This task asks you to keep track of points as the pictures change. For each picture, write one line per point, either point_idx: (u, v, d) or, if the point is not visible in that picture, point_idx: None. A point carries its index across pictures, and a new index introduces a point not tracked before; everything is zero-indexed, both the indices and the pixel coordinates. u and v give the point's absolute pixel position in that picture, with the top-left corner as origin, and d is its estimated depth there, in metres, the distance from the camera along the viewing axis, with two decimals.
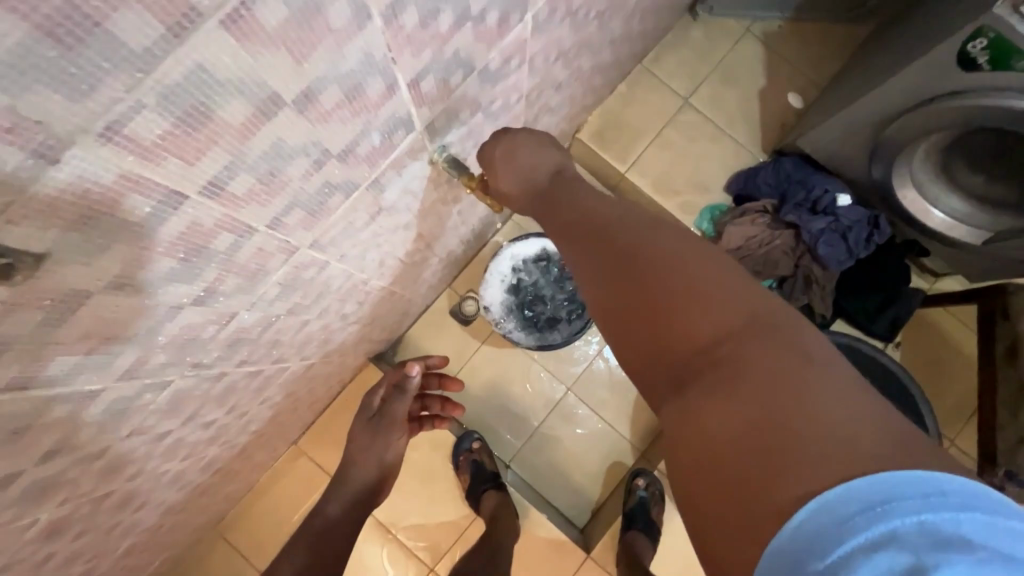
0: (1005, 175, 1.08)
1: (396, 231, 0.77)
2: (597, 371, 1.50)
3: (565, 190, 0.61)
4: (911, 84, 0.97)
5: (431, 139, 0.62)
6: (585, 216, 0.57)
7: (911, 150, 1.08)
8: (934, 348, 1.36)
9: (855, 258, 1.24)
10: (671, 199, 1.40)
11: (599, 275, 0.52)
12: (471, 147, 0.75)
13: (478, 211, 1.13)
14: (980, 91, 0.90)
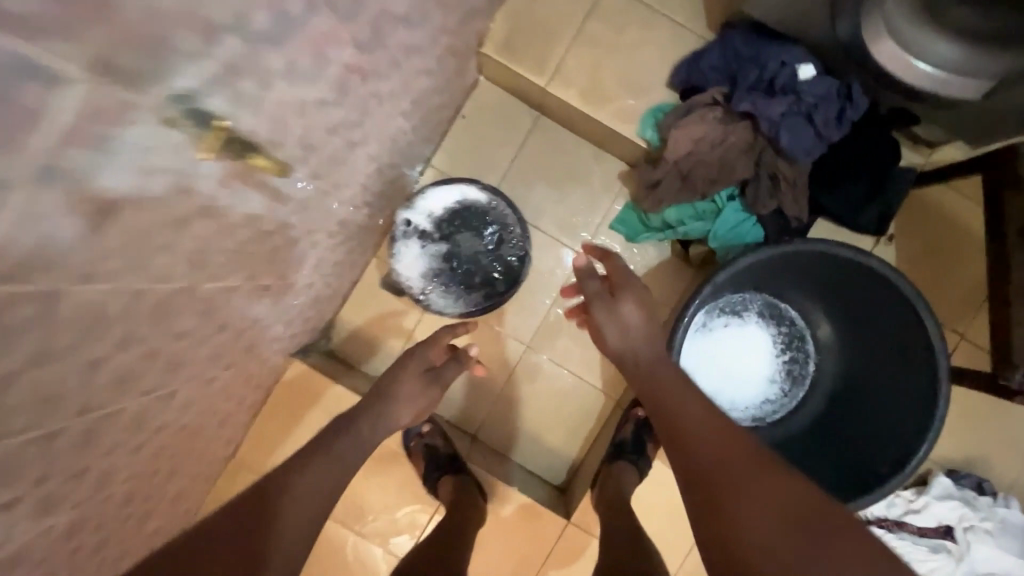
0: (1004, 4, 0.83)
1: (193, 218, 0.58)
2: (555, 321, 1.34)
3: (661, 382, 0.85)
4: None
5: (142, 83, 0.41)
6: (682, 418, 0.79)
7: None
8: (934, 236, 1.16)
9: (827, 144, 1.02)
10: (605, 108, 1.17)
11: (690, 456, 0.74)
12: (257, 88, 0.55)
13: (357, 166, 0.93)
14: None
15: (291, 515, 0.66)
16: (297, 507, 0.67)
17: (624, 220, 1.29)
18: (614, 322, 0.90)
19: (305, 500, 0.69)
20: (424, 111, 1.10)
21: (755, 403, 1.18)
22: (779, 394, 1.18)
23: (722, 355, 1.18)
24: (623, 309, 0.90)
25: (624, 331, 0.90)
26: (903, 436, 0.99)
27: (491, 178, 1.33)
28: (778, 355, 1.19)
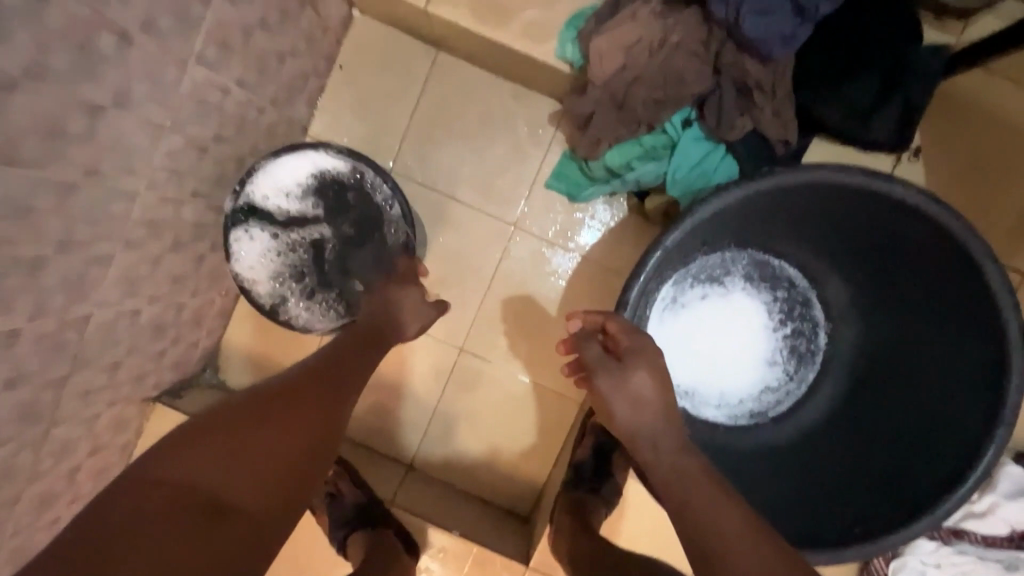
0: None
1: None
2: (494, 313, 1.06)
3: (689, 487, 0.57)
4: None
5: None
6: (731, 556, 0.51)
7: None
8: (971, 144, 0.85)
9: (814, 22, 0.70)
10: (507, 26, 0.86)
11: None
12: None
13: (133, 141, 0.65)
14: None
15: (349, 383, 0.68)
16: (350, 377, 0.69)
17: (563, 173, 1.00)
18: (623, 396, 0.65)
19: (362, 366, 0.72)
20: (258, 59, 0.81)
21: (751, 396, 0.90)
22: (782, 380, 0.90)
23: (701, 338, 0.88)
24: (634, 381, 0.65)
25: (636, 404, 0.64)
26: (968, 411, 0.71)
27: (387, 142, 1.04)
28: (776, 329, 0.90)
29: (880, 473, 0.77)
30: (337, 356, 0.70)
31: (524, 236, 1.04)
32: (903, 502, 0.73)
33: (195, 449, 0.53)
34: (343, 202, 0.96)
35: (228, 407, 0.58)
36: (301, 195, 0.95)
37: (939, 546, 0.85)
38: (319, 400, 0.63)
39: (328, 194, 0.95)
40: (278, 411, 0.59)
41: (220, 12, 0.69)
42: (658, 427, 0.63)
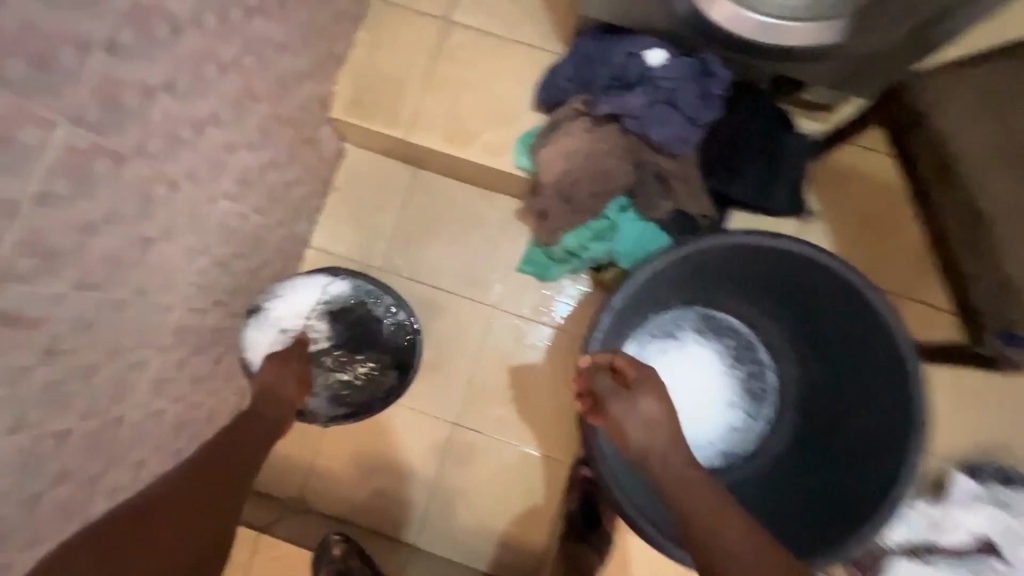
0: None
1: None
2: (483, 387, 1.17)
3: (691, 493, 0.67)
4: None
5: None
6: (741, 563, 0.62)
7: None
8: (860, 204, 1.03)
9: (703, 126, 0.90)
10: (473, 146, 1.07)
11: None
12: None
13: (173, 262, 0.79)
14: None
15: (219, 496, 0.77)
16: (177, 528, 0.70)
17: (531, 259, 1.15)
18: (635, 418, 0.72)
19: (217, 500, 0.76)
20: (270, 189, 0.99)
21: (718, 437, 0.99)
22: (743, 419, 1.00)
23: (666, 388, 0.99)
24: (643, 404, 0.73)
25: (647, 425, 0.72)
26: (894, 424, 0.80)
27: (378, 245, 1.20)
28: (730, 373, 1.02)
29: (836, 491, 0.85)
30: (214, 482, 0.75)
31: (503, 314, 1.18)
32: (851, 514, 0.80)
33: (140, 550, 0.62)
34: (347, 314, 1.10)
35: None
36: (311, 311, 1.09)
37: (918, 564, 0.90)
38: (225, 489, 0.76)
39: (332, 308, 1.10)
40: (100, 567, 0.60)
41: (244, 159, 0.88)
42: (670, 448, 0.71)
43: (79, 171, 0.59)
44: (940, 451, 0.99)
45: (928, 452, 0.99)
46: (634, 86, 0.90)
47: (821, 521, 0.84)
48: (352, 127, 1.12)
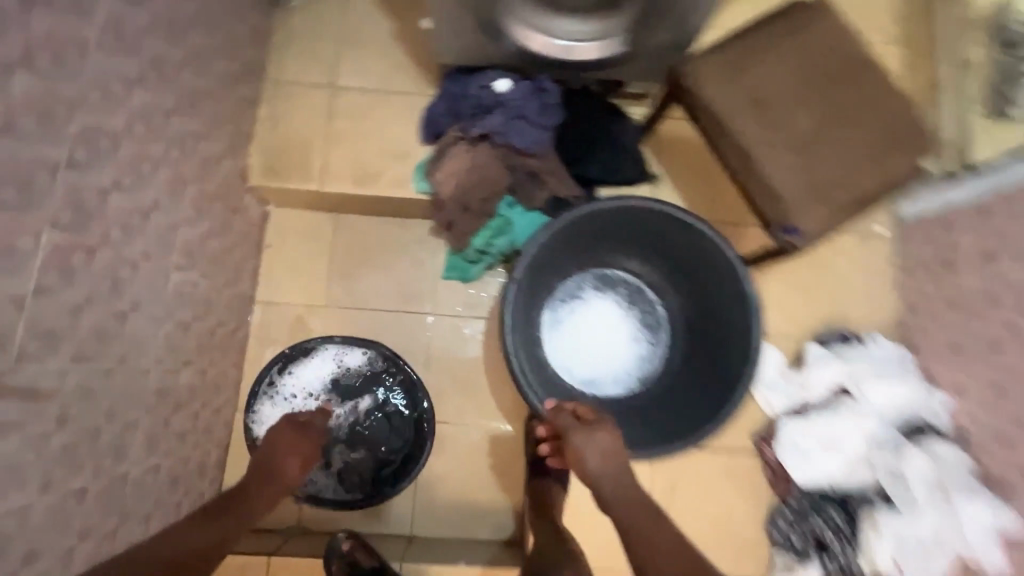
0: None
1: None
2: (438, 385, 1.34)
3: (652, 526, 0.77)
4: None
5: None
6: None
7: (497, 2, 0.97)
8: (688, 168, 1.31)
9: (552, 129, 1.13)
10: (380, 184, 1.28)
11: None
12: None
13: (144, 331, 0.93)
14: None
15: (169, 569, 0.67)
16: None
17: (452, 265, 1.36)
18: (592, 451, 0.85)
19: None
20: (211, 257, 1.13)
21: (630, 366, 1.23)
22: (646, 347, 1.24)
23: (580, 339, 1.23)
24: (598, 438, 0.86)
25: (603, 456, 0.85)
26: (740, 313, 1.06)
27: (318, 286, 1.37)
28: (629, 314, 1.26)
29: (717, 378, 1.09)
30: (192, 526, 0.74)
31: (440, 319, 1.37)
32: (727, 389, 1.04)
33: None
34: (351, 392, 1.27)
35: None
36: (321, 388, 1.27)
37: (796, 420, 1.16)
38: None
39: (342, 387, 1.28)
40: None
41: (186, 235, 1.03)
42: (620, 475, 0.83)
43: (63, 264, 0.73)
44: (795, 334, 1.27)
45: (786, 337, 1.27)
46: (493, 110, 1.13)
47: (708, 405, 1.07)
48: (272, 190, 1.29)
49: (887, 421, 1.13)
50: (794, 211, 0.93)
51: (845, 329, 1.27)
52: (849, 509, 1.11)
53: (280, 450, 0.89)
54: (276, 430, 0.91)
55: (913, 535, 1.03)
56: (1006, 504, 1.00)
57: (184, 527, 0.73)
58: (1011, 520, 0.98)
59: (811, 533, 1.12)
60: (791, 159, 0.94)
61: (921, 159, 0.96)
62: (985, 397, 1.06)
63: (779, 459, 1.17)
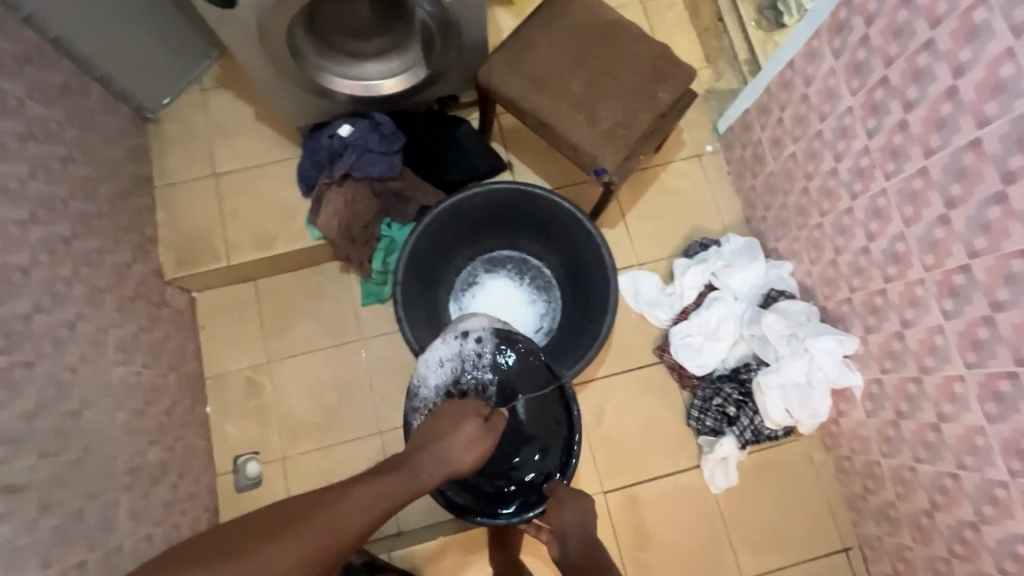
0: (369, 31, 1.19)
1: None
2: (382, 398, 1.50)
3: None
4: (242, 42, 1.09)
5: None
6: None
7: (309, 68, 1.17)
8: (534, 149, 1.52)
9: (399, 151, 1.32)
10: (279, 243, 1.45)
11: None
12: None
13: (99, 422, 1.08)
14: (245, 12, 1.02)
15: (330, 528, 0.67)
16: (308, 556, 0.65)
17: (367, 291, 1.52)
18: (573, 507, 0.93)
19: (331, 539, 0.66)
20: (148, 348, 1.30)
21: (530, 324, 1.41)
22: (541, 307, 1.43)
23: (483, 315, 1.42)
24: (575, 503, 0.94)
25: (582, 512, 0.93)
26: (594, 252, 1.25)
27: (256, 346, 1.51)
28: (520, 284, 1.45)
29: (592, 310, 1.28)
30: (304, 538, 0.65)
31: (371, 341, 1.53)
32: (599, 316, 1.24)
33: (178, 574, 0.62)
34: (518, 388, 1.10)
35: (217, 539, 0.66)
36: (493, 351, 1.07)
37: (681, 323, 1.36)
38: (288, 545, 0.64)
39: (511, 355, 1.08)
40: (277, 542, 0.64)
41: (116, 335, 1.20)
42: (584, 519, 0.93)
43: (7, 382, 0.90)
44: (665, 255, 1.47)
45: (656, 260, 1.47)
46: (345, 152, 1.31)
47: (589, 334, 1.26)
48: (187, 277, 1.45)
49: (746, 299, 1.33)
50: (595, 157, 1.14)
51: (703, 235, 1.49)
52: (742, 381, 1.31)
53: (459, 439, 0.79)
54: (464, 410, 0.83)
55: (789, 383, 1.20)
56: (847, 332, 1.16)
57: (371, 480, 0.73)
58: (852, 344, 1.14)
59: (718, 412, 1.31)
60: (578, 116, 1.15)
61: (684, 83, 1.17)
62: (810, 254, 1.25)
63: (677, 360, 1.35)
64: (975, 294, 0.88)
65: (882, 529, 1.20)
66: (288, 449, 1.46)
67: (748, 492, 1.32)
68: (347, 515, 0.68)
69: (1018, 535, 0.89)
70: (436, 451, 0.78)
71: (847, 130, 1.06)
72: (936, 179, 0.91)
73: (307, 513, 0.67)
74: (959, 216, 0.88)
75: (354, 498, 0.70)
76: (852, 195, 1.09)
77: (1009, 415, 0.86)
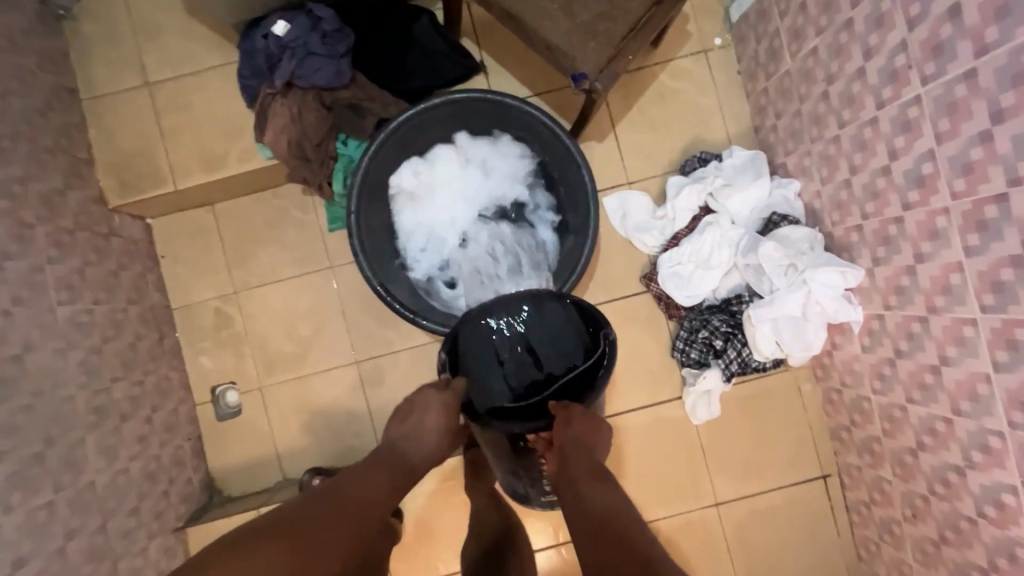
0: None
1: None
2: (357, 327, 1.43)
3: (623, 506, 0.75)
4: None
5: None
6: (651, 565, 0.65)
7: None
8: (510, 47, 1.30)
9: (347, 54, 1.13)
10: (229, 163, 1.31)
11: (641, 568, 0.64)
12: None
13: (49, 364, 1.04)
14: None
15: (366, 502, 0.74)
16: (352, 519, 0.71)
17: (334, 216, 1.40)
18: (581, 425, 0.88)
19: (364, 508, 0.73)
20: (98, 282, 1.22)
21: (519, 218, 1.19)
22: (525, 202, 1.17)
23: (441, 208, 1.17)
24: (580, 421, 0.88)
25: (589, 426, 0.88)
26: (569, 171, 1.12)
27: (220, 275, 1.42)
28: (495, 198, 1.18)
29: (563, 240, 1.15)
30: (353, 509, 0.72)
31: (341, 268, 1.43)
32: (574, 241, 1.12)
33: (239, 560, 0.61)
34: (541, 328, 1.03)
35: (245, 531, 0.66)
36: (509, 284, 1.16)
37: (670, 250, 1.24)
38: (341, 514, 0.70)
39: (541, 308, 1.01)
40: (324, 513, 0.70)
41: (56, 272, 1.12)
42: (589, 432, 0.88)
43: None
44: (658, 172, 1.31)
45: (648, 178, 1.31)
46: (283, 56, 1.12)
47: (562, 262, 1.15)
48: (135, 204, 1.33)
49: (745, 224, 1.20)
50: (573, 59, 0.95)
51: (703, 149, 1.31)
52: (732, 313, 1.22)
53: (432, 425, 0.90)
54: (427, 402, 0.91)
55: (783, 316, 1.10)
56: (854, 264, 1.04)
57: (380, 466, 0.82)
58: (856, 277, 1.03)
59: (704, 344, 1.23)
60: (553, 6, 0.95)
61: None
62: (821, 172, 1.09)
63: (663, 289, 1.25)
64: (1006, 230, 0.75)
65: (863, 460, 1.18)
66: (266, 380, 1.42)
67: (732, 423, 1.29)
68: (377, 487, 0.78)
69: (1005, 485, 0.85)
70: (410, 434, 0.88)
71: (883, 20, 0.86)
72: (983, 86, 0.74)
73: (331, 494, 0.73)
74: (1004, 132, 0.72)
75: (369, 480, 0.78)
76: (878, 103, 0.91)
77: (1020, 365, 0.77)
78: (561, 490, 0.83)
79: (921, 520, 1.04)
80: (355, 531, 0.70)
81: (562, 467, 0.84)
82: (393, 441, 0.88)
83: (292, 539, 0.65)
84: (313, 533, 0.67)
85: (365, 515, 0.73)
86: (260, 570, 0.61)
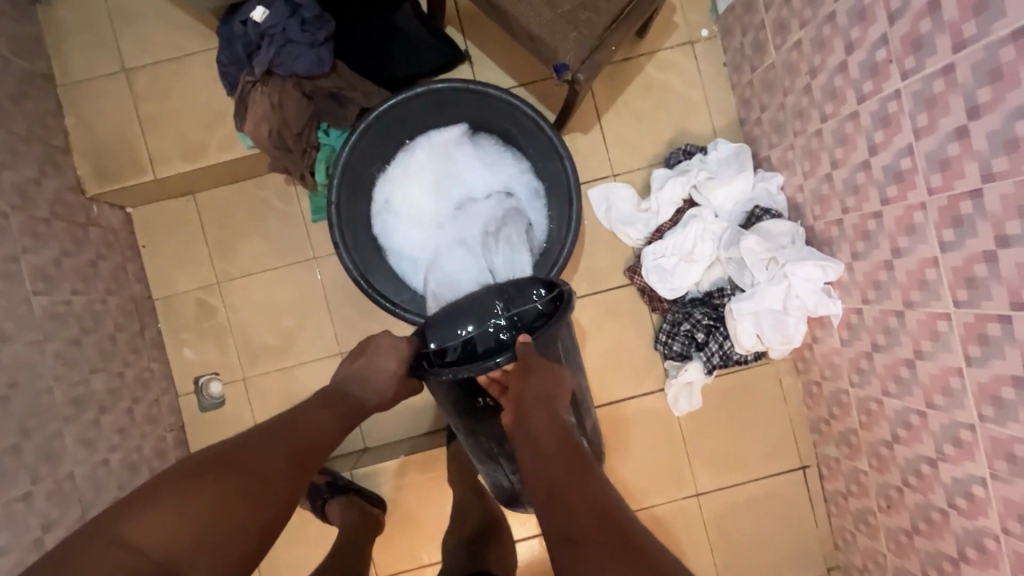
0: None
1: None
2: (341, 318, 1.42)
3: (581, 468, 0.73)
4: None
5: None
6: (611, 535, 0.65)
7: None
8: (495, 37, 1.29)
9: (328, 42, 1.11)
10: (208, 151, 1.29)
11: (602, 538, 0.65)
12: None
13: (25, 355, 1.03)
14: None
15: (309, 440, 0.77)
16: (292, 455, 0.73)
17: (317, 207, 1.37)
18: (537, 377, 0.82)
19: (305, 446, 0.76)
20: (76, 273, 1.21)
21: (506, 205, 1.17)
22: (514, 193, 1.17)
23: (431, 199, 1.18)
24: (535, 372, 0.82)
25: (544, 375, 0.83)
26: (552, 162, 1.11)
27: (202, 265, 1.41)
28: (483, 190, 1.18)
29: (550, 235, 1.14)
30: (294, 447, 0.74)
31: (325, 259, 1.42)
32: (558, 232, 1.11)
33: (178, 489, 0.64)
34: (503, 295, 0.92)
35: (190, 465, 0.68)
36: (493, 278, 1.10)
37: (654, 243, 1.23)
38: (280, 451, 0.73)
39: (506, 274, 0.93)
40: (264, 450, 0.72)
41: (32, 263, 1.10)
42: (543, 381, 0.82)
43: None
44: (644, 165, 1.31)
45: (633, 170, 1.31)
46: (262, 43, 1.10)
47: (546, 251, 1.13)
48: (113, 192, 1.31)
49: (728, 218, 1.20)
50: (555, 50, 0.93)
51: (688, 141, 1.30)
52: (714, 306, 1.22)
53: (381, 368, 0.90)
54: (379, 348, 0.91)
55: (763, 309, 1.10)
56: (833, 259, 1.04)
57: (326, 408, 0.84)
58: (836, 272, 1.03)
59: (686, 336, 1.24)
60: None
61: None
62: (804, 165, 1.09)
63: (647, 282, 1.25)
64: (980, 225, 0.75)
65: (841, 452, 1.19)
66: (249, 370, 1.41)
67: (713, 414, 1.30)
68: (320, 429, 0.80)
69: (975, 477, 0.86)
70: (362, 377, 0.89)
71: (865, 14, 0.86)
72: (961, 81, 0.73)
73: (279, 436, 0.75)
74: (980, 128, 0.72)
75: (316, 421, 0.81)
76: (859, 97, 0.91)
77: (991, 360, 0.78)
78: (515, 440, 0.80)
79: (895, 510, 1.06)
80: (296, 467, 0.73)
81: (519, 422, 0.80)
82: (341, 380, 0.90)
83: (230, 472, 0.67)
84: (251, 467, 0.69)
85: (306, 453, 0.75)
86: (198, 501, 0.63)
